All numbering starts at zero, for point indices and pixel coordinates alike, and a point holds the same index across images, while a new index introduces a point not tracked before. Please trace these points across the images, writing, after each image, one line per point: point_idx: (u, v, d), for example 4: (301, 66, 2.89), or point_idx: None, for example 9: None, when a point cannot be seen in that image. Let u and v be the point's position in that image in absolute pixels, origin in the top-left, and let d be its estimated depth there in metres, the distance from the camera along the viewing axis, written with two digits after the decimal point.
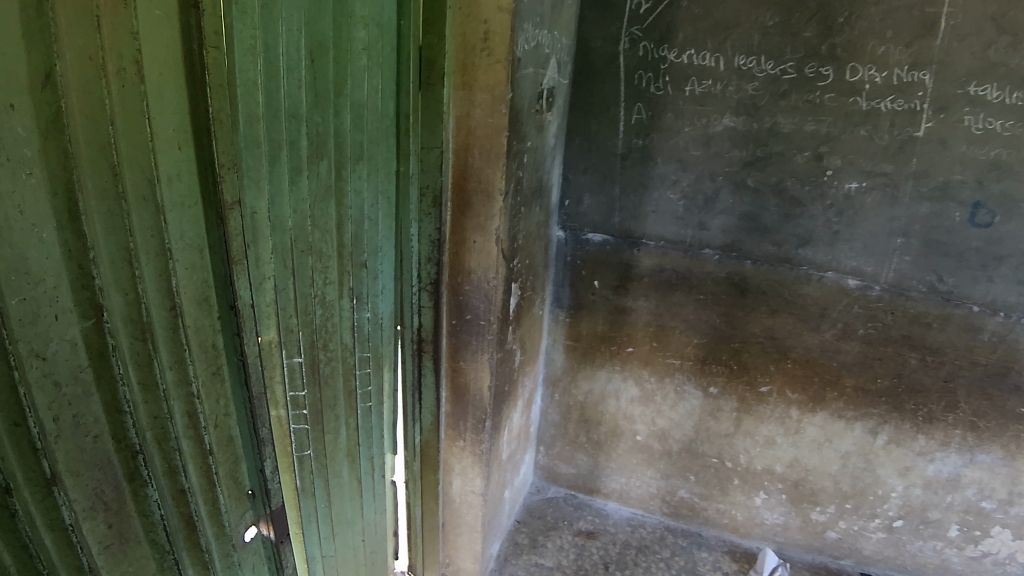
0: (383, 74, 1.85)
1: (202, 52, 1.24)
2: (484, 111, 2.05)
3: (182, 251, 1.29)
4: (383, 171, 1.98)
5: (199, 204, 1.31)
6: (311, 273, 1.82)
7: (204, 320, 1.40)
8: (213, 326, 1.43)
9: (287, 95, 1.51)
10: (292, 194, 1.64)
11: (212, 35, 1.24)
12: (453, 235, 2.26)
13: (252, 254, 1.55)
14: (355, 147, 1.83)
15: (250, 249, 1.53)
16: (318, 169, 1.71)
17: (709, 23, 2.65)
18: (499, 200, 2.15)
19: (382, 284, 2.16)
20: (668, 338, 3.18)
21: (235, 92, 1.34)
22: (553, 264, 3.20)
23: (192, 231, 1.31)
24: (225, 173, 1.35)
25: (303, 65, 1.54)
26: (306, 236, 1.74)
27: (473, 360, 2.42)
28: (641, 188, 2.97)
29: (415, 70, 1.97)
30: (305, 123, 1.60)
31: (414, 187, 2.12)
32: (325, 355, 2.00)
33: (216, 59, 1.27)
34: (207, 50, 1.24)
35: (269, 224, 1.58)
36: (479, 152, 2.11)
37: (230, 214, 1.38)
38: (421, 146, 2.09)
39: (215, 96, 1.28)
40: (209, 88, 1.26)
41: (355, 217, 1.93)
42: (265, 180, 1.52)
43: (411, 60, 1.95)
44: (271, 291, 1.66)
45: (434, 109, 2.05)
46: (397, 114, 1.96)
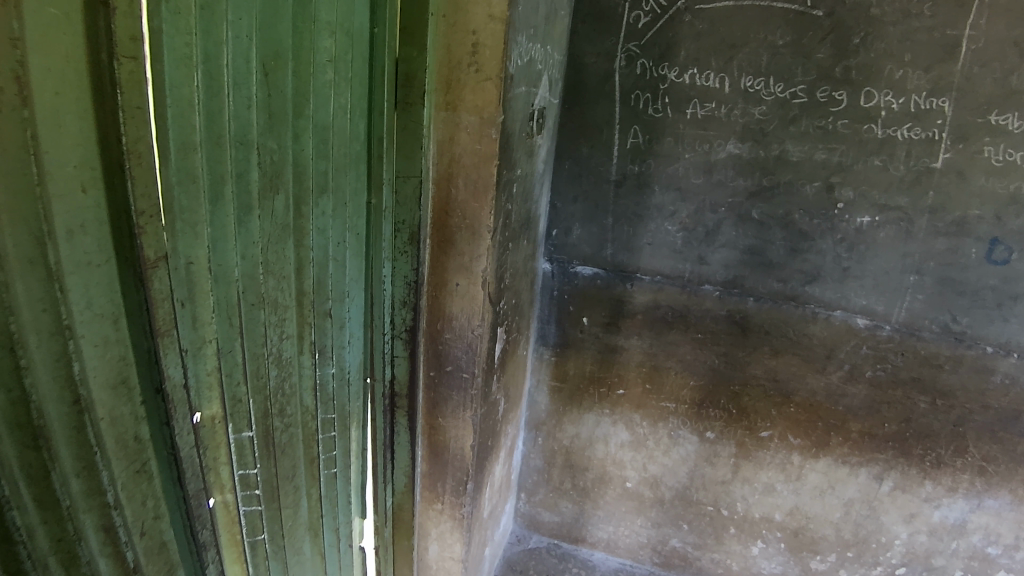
0: (354, 91, 1.55)
1: (114, 62, 0.90)
2: (470, 135, 1.75)
3: (89, 324, 0.95)
4: (352, 204, 1.68)
5: (112, 261, 0.97)
6: (266, 329, 1.51)
7: (122, 408, 1.05)
8: (134, 414, 1.08)
9: (232, 117, 1.20)
10: (241, 238, 1.33)
11: (129, 41, 0.90)
12: (433, 277, 1.96)
13: (184, 314, 1.23)
14: (317, 178, 1.51)
15: (183, 308, 1.21)
16: (273, 205, 1.41)
17: (715, 41, 2.44)
18: (486, 239, 1.85)
19: (349, 333, 1.86)
20: (662, 380, 2.93)
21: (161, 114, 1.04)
22: (540, 299, 2.94)
23: (102, 298, 0.97)
24: (148, 221, 1.01)
25: (254, 80, 1.23)
26: (260, 288, 1.44)
27: (454, 417, 2.12)
28: (635, 218, 2.73)
29: (389, 87, 1.67)
30: (256, 151, 1.30)
31: (388, 222, 1.82)
32: (281, 422, 1.68)
33: (135, 72, 0.93)
34: (121, 61, 0.90)
35: (210, 276, 1.26)
36: (464, 183, 1.81)
37: (154, 274, 1.04)
38: (395, 174, 1.78)
39: (131, 123, 0.94)
40: (123, 111, 0.92)
41: (317, 261, 1.62)
42: (202, 223, 1.20)
43: (386, 75, 1.65)
44: (214, 358, 1.35)
45: (412, 133, 1.74)
46: (367, 138, 1.66)
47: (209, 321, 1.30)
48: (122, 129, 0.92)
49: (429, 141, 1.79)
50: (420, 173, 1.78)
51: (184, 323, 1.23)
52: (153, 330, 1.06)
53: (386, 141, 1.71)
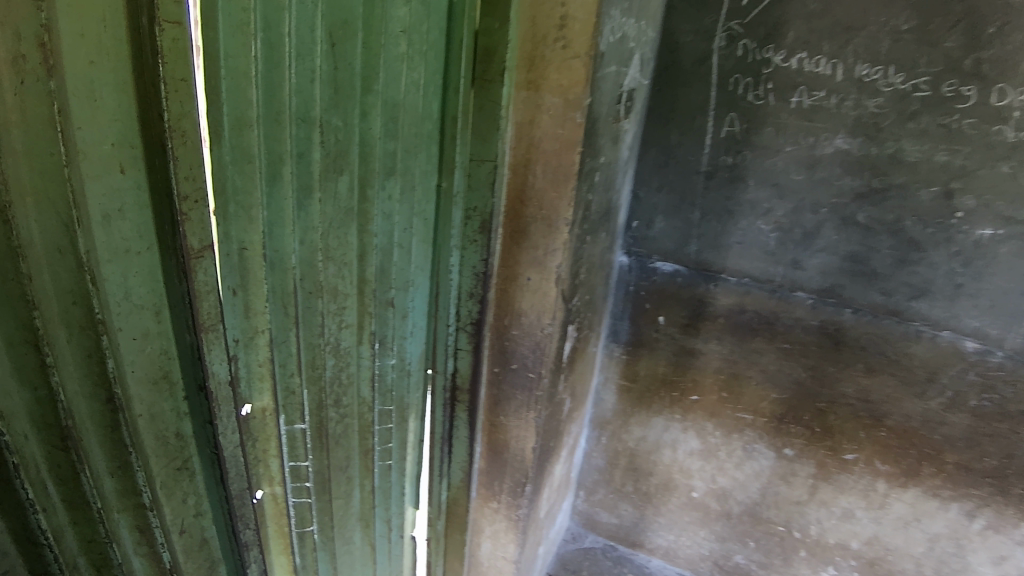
0: (430, 66, 1.42)
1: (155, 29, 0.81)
2: (552, 119, 1.54)
3: (127, 316, 0.91)
4: (421, 187, 1.57)
5: (153, 250, 0.91)
6: (325, 317, 1.43)
7: (162, 404, 1.00)
8: (176, 410, 1.03)
9: (291, 90, 1.10)
10: (294, 224, 1.22)
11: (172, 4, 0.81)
12: (502, 269, 1.79)
13: (236, 303, 1.17)
14: (385, 160, 1.41)
15: (234, 296, 1.15)
16: (336, 187, 1.31)
17: (829, 22, 2.15)
18: (562, 234, 1.66)
19: (412, 323, 1.77)
20: (741, 389, 2.72)
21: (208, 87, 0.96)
22: (615, 293, 2.78)
23: (141, 287, 0.92)
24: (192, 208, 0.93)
25: (319, 50, 1.13)
26: (320, 275, 1.36)
27: (516, 417, 1.98)
28: (725, 214, 2.51)
29: (466, 61, 1.50)
30: (318, 129, 1.20)
31: (457, 209, 1.68)
32: (337, 412, 1.62)
33: (179, 40, 0.84)
34: (162, 26, 0.81)
35: (264, 264, 1.19)
36: (542, 172, 1.61)
37: (197, 263, 0.97)
38: (468, 159, 1.63)
39: (173, 98, 0.85)
40: (164, 83, 0.84)
41: (382, 248, 1.52)
42: (258, 204, 1.13)
43: (464, 48, 1.48)
44: (267, 347, 1.27)
45: (488, 112, 1.57)
46: (441, 118, 1.54)
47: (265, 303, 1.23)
48: (163, 104, 0.85)
49: (505, 124, 1.58)
50: (492, 158, 1.61)
51: (234, 312, 1.17)
52: (194, 325, 1.01)
53: (461, 120, 1.56)
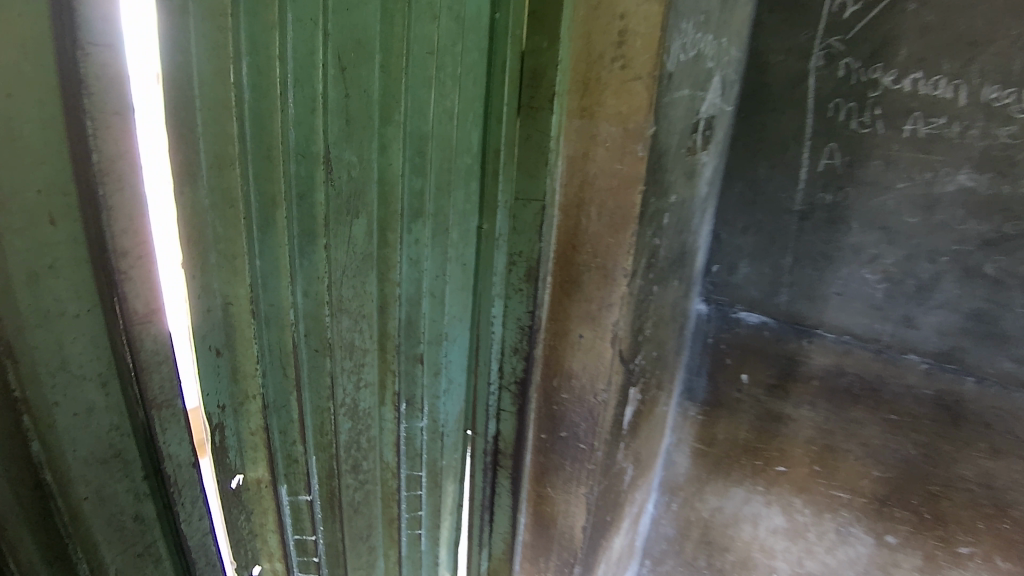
0: (467, 94, 1.24)
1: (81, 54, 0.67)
2: (608, 151, 1.31)
3: (66, 386, 0.78)
4: (457, 230, 1.37)
5: (96, 314, 0.78)
6: (336, 375, 1.25)
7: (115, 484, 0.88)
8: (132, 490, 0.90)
9: (285, 121, 0.94)
10: (291, 273, 1.05)
11: (99, 24, 0.67)
12: (551, 323, 1.54)
13: (221, 367, 1.01)
14: (410, 200, 1.22)
15: (218, 357, 0.99)
16: (350, 231, 1.14)
17: (948, 37, 1.78)
18: (619, 288, 1.40)
19: (448, 380, 1.56)
20: (836, 463, 2.34)
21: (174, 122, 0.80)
22: (693, 344, 2.50)
23: (84, 355, 0.78)
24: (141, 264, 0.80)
25: (327, 76, 0.97)
26: (330, 331, 1.18)
27: (564, 491, 1.72)
28: (822, 260, 2.16)
29: (511, 88, 1.31)
30: (323, 166, 1.02)
31: (500, 254, 1.47)
32: (354, 479, 1.43)
33: (109, 66, 0.69)
34: (88, 51, 0.67)
35: (254, 321, 1.03)
36: (597, 214, 1.37)
37: (143, 330, 0.83)
38: (514, 198, 1.43)
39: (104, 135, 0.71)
40: (92, 118, 0.69)
41: (409, 298, 1.33)
42: (249, 252, 0.97)
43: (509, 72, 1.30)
44: (258, 412, 1.10)
45: (537, 144, 1.37)
46: (482, 150, 1.34)
47: (260, 360, 1.07)
48: (92, 145, 0.70)
49: (555, 158, 1.37)
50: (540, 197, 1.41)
51: (221, 376, 1.02)
52: (139, 403, 0.86)
53: (504, 154, 1.37)
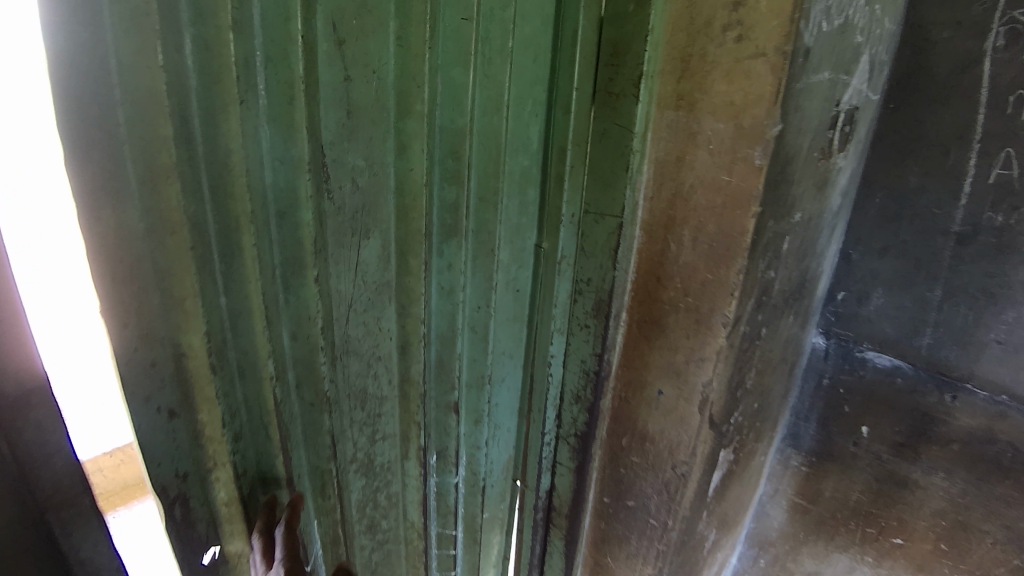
0: (519, 78, 0.94)
1: None
2: (712, 155, 0.93)
3: None
4: (509, 251, 1.07)
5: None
6: (340, 429, 0.98)
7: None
8: None
9: (246, 114, 0.68)
10: (269, 314, 0.80)
11: None
12: (623, 371, 1.19)
13: (178, 433, 0.77)
14: (440, 214, 0.94)
15: (170, 422, 0.76)
16: (361, 257, 0.87)
17: None
18: (716, 341, 1.02)
19: (496, 430, 1.26)
20: (969, 545, 1.77)
21: (68, 127, 0.55)
22: (807, 386, 1.99)
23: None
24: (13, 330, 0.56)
25: (314, 53, 0.71)
26: (330, 381, 0.92)
27: (629, 570, 1.35)
28: (984, 299, 1.60)
29: (583, 69, 1.00)
30: (310, 175, 0.75)
31: (560, 281, 1.15)
32: (376, 537, 1.14)
33: None
34: None
35: (217, 377, 0.78)
36: (692, 240, 1.00)
37: (17, 421, 0.59)
38: (587, 214, 1.10)
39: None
40: None
41: (437, 336, 1.04)
42: (216, 286, 0.73)
43: (580, 52, 0.99)
44: (231, 479, 0.86)
45: (617, 142, 1.03)
46: (543, 150, 1.04)
47: (239, 415, 0.83)
48: None
49: (638, 163, 1.03)
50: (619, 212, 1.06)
51: (182, 441, 0.78)
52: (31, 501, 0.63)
53: (570, 155, 1.06)
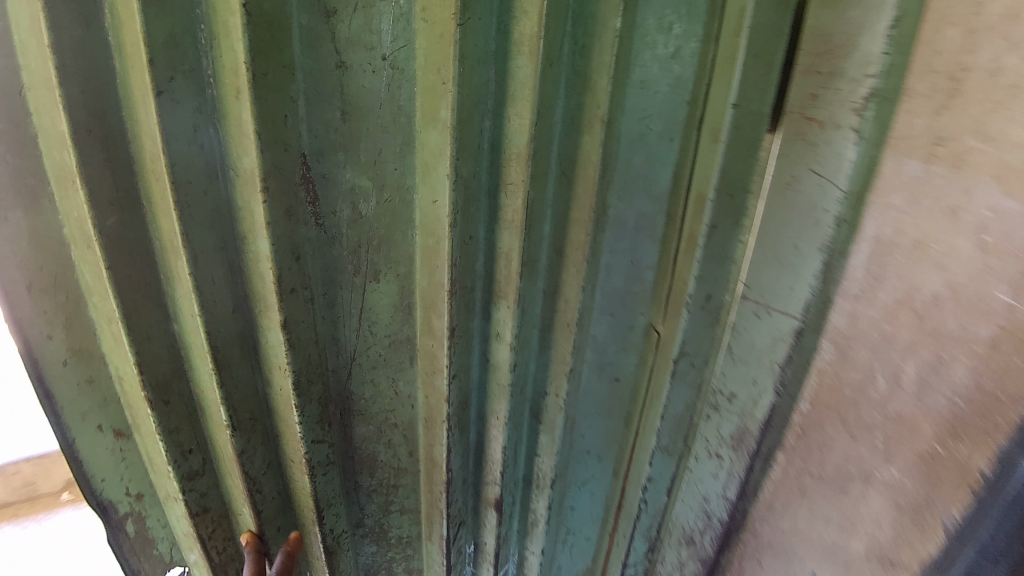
0: (646, 88, 0.63)
1: None
2: (982, 252, 0.50)
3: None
4: (606, 319, 0.74)
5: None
6: (343, 490, 0.75)
7: None
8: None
9: (169, 108, 0.50)
10: (216, 357, 0.61)
11: None
12: (759, 523, 0.75)
13: (128, 454, 0.66)
14: (486, 264, 0.65)
15: (120, 441, 0.65)
16: (370, 298, 0.65)
17: None
18: (926, 546, 0.56)
19: (569, 534, 0.89)
20: None
21: None
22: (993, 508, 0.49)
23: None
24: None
25: (284, 29, 0.51)
26: (322, 444, 0.70)
27: None
28: None
29: (755, 76, 0.60)
30: (265, 198, 0.55)
31: (675, 388, 0.74)
32: None
33: None
34: None
35: (158, 413, 0.62)
36: (916, 381, 0.56)
37: None
38: (751, 297, 0.68)
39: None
40: None
41: (479, 422, 0.74)
42: (158, 308, 0.59)
43: (766, 49, 0.59)
44: (188, 518, 0.68)
45: (808, 197, 0.61)
46: (680, 196, 0.67)
47: (197, 453, 0.66)
48: None
49: (839, 242, 0.61)
50: (796, 312, 0.65)
51: (134, 462, 0.67)
52: None
53: (733, 207, 0.65)
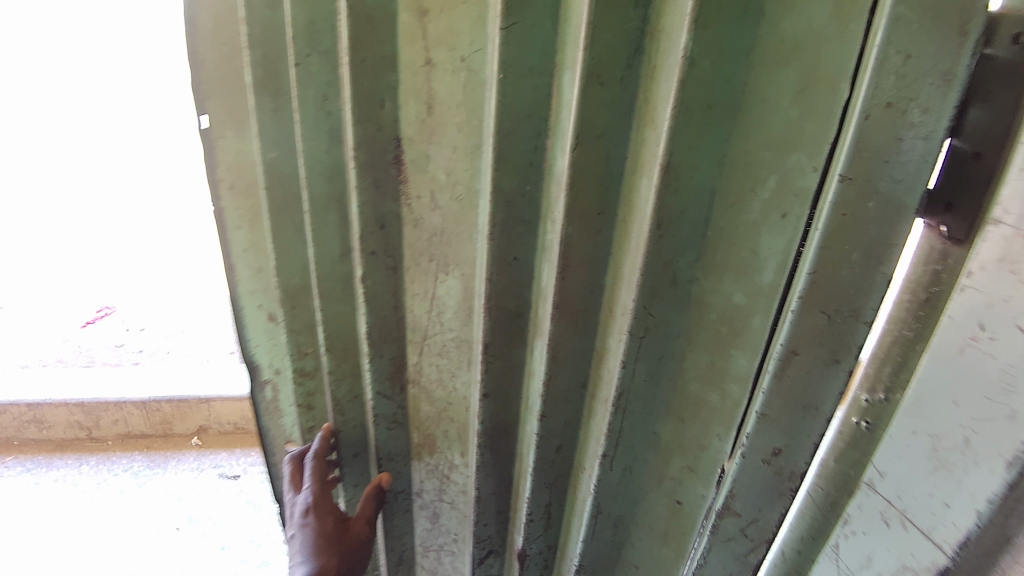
0: (753, 135, 0.46)
1: None
2: None
3: None
4: (670, 418, 0.58)
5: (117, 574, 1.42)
6: (402, 453, 0.80)
7: None
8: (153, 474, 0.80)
9: (303, 78, 0.62)
10: (321, 287, 0.72)
11: None
12: None
13: (274, 336, 0.81)
14: (536, 293, 0.60)
15: (269, 326, 0.81)
16: (439, 289, 0.68)
17: None
18: None
19: None
20: None
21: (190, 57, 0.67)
22: None
23: None
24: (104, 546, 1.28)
25: (387, 24, 0.57)
26: (390, 402, 0.76)
27: None
28: None
29: (886, 140, 0.38)
30: (355, 165, 0.63)
31: (711, 545, 0.58)
32: None
33: None
34: None
35: (287, 314, 0.77)
36: None
37: None
38: (882, 491, 0.44)
39: (39, 85, 3.10)
40: None
41: (520, 456, 0.69)
42: (296, 236, 0.73)
43: (918, 106, 0.37)
44: (297, 406, 0.83)
45: (1003, 370, 0.35)
46: (779, 291, 0.48)
47: (312, 356, 0.79)
48: None
49: None
50: (947, 543, 0.40)
51: (278, 345, 0.82)
52: None
53: (833, 332, 0.44)
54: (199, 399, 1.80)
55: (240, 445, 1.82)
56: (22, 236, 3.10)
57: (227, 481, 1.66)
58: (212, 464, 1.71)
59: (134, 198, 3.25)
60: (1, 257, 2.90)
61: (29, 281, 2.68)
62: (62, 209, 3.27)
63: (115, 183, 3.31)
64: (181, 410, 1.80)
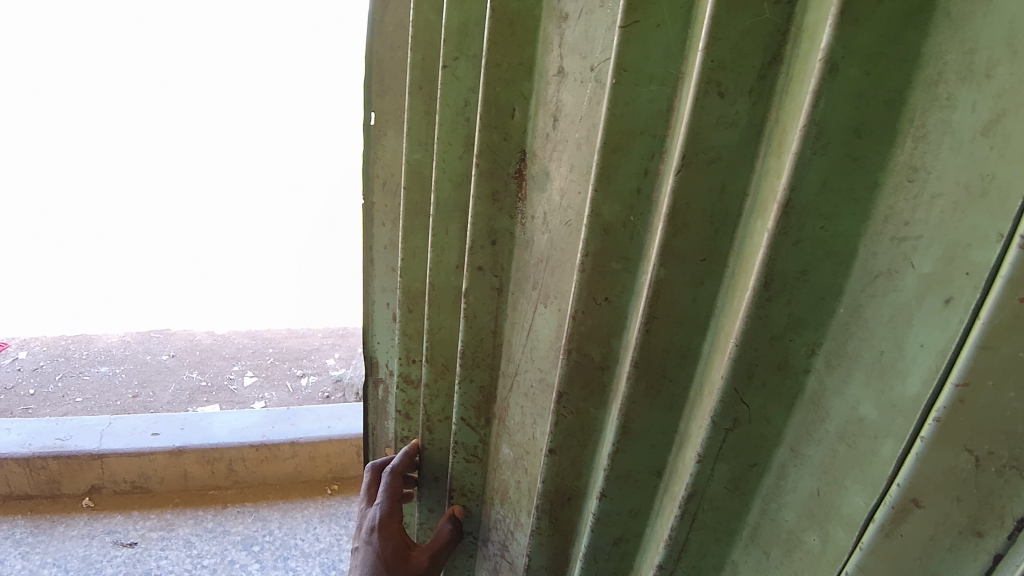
0: (919, 181, 0.32)
1: None
2: None
3: None
4: (754, 542, 0.44)
5: None
6: (478, 490, 0.75)
7: None
8: None
9: (448, 81, 0.62)
10: (433, 295, 0.71)
11: None
12: None
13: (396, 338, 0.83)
14: (619, 346, 0.50)
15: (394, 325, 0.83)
16: (531, 320, 0.61)
17: None
18: None
19: None
20: None
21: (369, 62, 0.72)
22: None
23: None
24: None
25: (532, 31, 0.55)
26: (473, 432, 0.72)
27: None
28: None
29: None
30: (476, 173, 0.61)
31: None
32: None
33: None
34: None
35: (405, 316, 0.77)
36: None
37: None
38: None
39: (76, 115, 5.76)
40: None
41: (581, 535, 0.59)
42: (424, 240, 0.73)
43: None
44: (398, 411, 0.83)
45: None
46: (916, 410, 0.32)
47: (418, 365, 0.79)
48: None
49: None
50: None
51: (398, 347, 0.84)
52: None
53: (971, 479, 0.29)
54: (91, 456, 1.63)
55: (138, 506, 1.64)
56: (25, 234, 4.21)
57: (122, 551, 1.48)
58: (107, 531, 1.54)
59: (136, 199, 4.74)
60: (5, 254, 3.90)
61: (31, 282, 3.58)
62: (63, 207, 4.61)
63: (115, 184, 4.97)
64: (70, 468, 1.63)
